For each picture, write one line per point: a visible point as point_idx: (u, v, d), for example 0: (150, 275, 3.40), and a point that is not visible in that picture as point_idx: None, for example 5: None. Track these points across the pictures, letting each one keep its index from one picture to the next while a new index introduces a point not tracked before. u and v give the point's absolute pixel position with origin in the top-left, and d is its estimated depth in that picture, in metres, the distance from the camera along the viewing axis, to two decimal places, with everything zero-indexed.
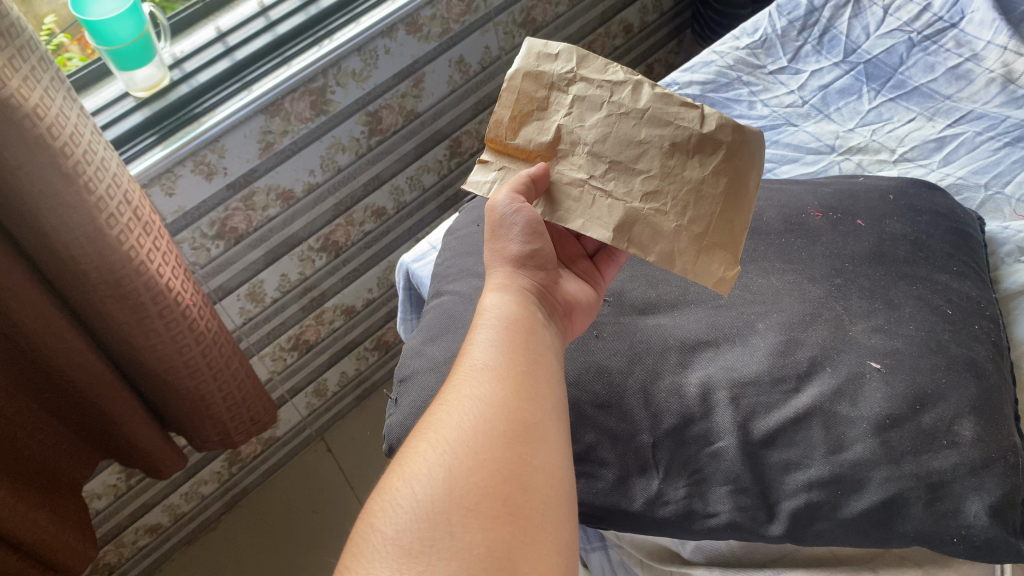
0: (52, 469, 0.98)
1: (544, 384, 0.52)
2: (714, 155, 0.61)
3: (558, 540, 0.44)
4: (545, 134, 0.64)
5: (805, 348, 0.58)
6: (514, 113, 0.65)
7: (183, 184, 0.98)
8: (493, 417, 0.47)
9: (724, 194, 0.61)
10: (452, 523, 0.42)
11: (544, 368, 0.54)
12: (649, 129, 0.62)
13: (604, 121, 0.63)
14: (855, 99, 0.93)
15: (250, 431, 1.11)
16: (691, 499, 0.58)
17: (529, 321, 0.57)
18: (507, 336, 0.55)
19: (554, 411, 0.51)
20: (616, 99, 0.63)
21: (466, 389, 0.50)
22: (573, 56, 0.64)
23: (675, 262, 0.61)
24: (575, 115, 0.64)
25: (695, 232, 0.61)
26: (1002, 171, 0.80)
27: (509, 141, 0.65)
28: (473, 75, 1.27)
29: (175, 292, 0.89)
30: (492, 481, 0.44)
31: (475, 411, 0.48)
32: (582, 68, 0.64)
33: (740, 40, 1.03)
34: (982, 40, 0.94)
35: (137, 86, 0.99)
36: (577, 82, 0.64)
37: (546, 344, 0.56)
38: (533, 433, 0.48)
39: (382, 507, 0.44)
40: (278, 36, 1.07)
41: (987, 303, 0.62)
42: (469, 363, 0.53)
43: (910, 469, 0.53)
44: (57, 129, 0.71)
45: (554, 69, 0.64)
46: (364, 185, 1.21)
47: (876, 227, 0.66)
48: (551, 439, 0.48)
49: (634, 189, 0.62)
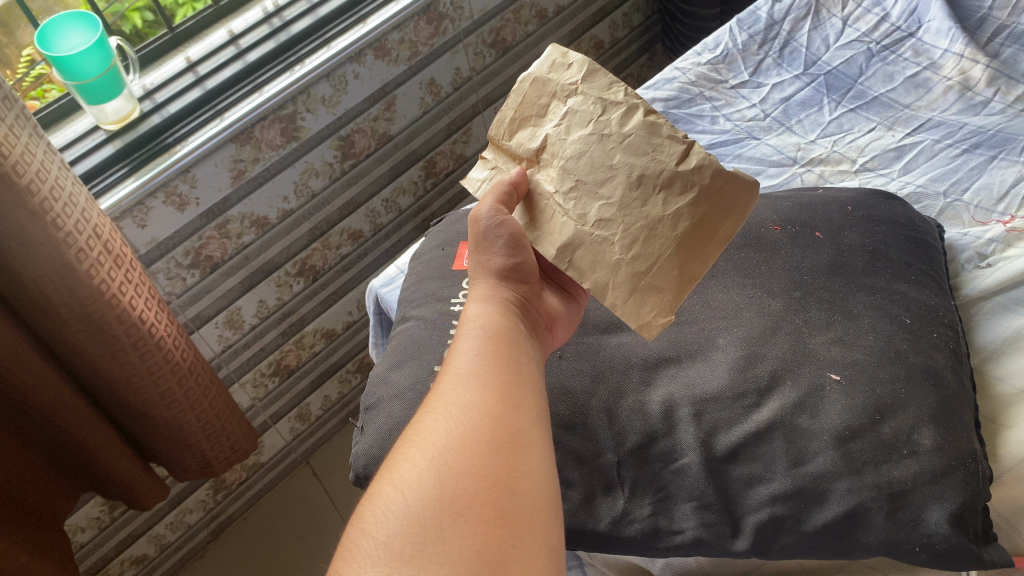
0: (34, 505, 0.97)
1: (528, 394, 0.52)
2: (682, 196, 0.58)
3: (547, 544, 0.43)
4: (533, 140, 0.65)
5: (766, 362, 0.59)
6: (512, 116, 0.67)
7: (155, 216, 0.98)
8: (481, 424, 0.47)
9: (680, 238, 0.58)
10: (442, 528, 0.41)
11: (528, 378, 0.54)
12: (623, 156, 0.60)
13: (586, 138, 0.62)
14: (816, 111, 0.94)
15: (230, 459, 1.10)
16: (657, 517, 0.58)
17: (511, 332, 0.58)
18: (491, 348, 0.55)
19: (539, 419, 0.51)
20: (605, 119, 0.62)
21: (452, 396, 0.50)
22: (582, 70, 0.64)
23: (607, 294, 0.60)
24: (563, 126, 0.64)
25: (637, 269, 0.59)
26: (960, 178, 0.81)
27: (505, 142, 0.68)
28: (445, 96, 1.28)
29: (149, 323, 0.89)
30: (482, 485, 0.43)
31: (463, 418, 0.48)
32: (585, 82, 0.64)
33: (702, 56, 1.04)
34: (940, 48, 0.96)
35: (108, 119, 0.99)
36: (575, 95, 0.64)
37: (527, 356, 0.57)
38: (520, 440, 0.48)
39: (371, 512, 0.43)
40: (249, 63, 1.07)
41: (945, 311, 0.62)
42: (454, 373, 0.53)
43: (871, 480, 0.53)
44: (22, 167, 0.72)
45: (563, 77, 0.65)
46: (339, 210, 1.22)
47: (834, 239, 0.67)
48: (538, 446, 0.48)
49: (587, 214, 0.61)
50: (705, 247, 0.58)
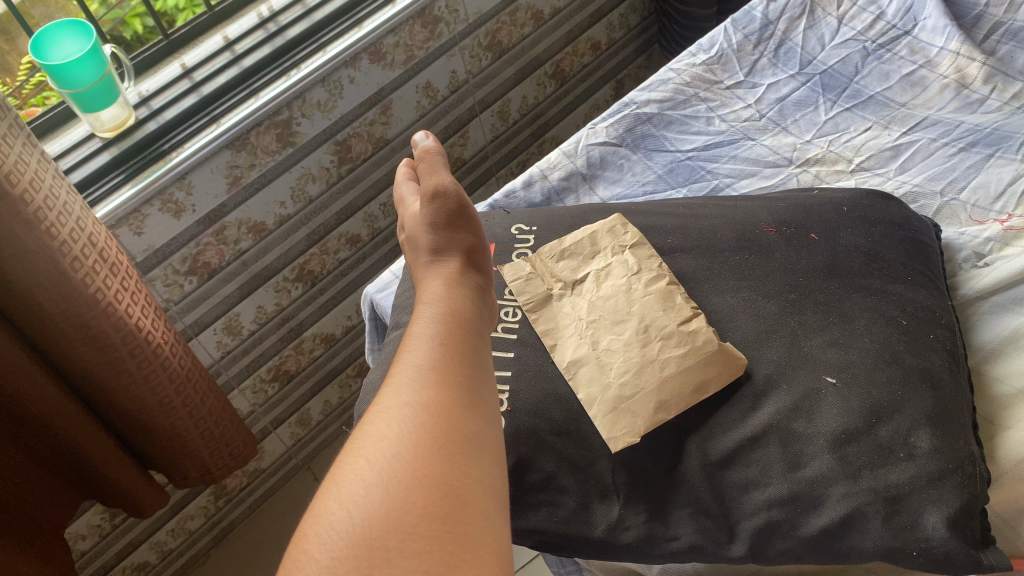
0: (34, 514, 0.97)
1: (485, 383, 0.47)
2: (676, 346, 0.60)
3: (502, 559, 0.38)
4: (574, 271, 0.69)
5: (761, 366, 0.58)
6: (566, 246, 0.71)
7: (151, 223, 0.98)
8: (434, 422, 0.42)
9: (665, 378, 0.58)
10: (388, 551, 0.36)
11: (484, 363, 0.49)
12: (640, 309, 0.63)
13: (616, 286, 0.66)
14: (812, 111, 0.93)
15: (230, 466, 1.09)
16: (652, 524, 0.58)
17: (467, 311, 0.53)
18: (448, 331, 0.49)
19: (495, 411, 0.46)
20: (637, 278, 0.66)
21: (404, 387, 0.45)
22: (634, 240, 0.69)
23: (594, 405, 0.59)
24: (602, 273, 0.67)
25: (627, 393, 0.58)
26: (957, 177, 0.80)
27: (549, 260, 0.70)
28: (441, 99, 1.27)
29: (146, 331, 0.89)
30: (432, 497, 0.38)
31: (412, 414, 0.42)
32: (633, 249, 0.69)
33: (697, 56, 1.03)
34: (936, 46, 0.95)
35: (104, 126, 0.99)
36: (621, 255, 0.68)
37: (485, 339, 0.51)
38: (475, 439, 0.42)
39: (312, 530, 0.38)
40: (244, 69, 1.07)
41: (943, 312, 0.62)
42: (407, 358, 0.47)
43: (868, 484, 0.53)
44: (16, 176, 0.72)
45: (618, 239, 0.70)
46: (336, 215, 1.21)
47: (830, 240, 0.66)
48: (492, 447, 0.43)
49: (598, 342, 0.62)
50: (702, 379, 0.58)
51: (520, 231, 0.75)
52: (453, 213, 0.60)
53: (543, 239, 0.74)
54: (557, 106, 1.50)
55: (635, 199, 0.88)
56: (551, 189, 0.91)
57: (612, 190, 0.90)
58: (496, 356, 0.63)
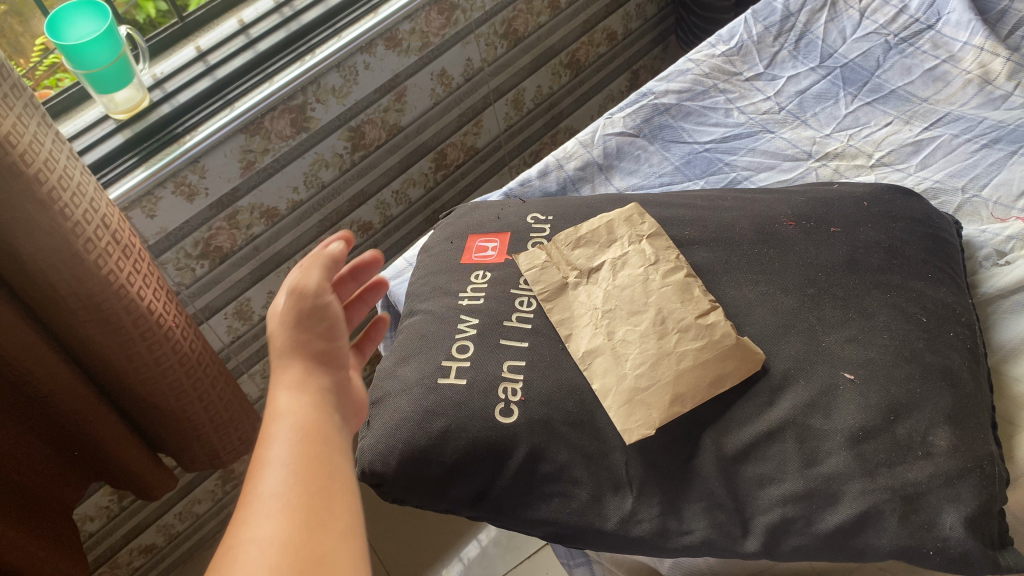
0: (43, 494, 0.97)
1: (342, 500, 0.47)
2: (693, 340, 0.59)
3: None
4: (591, 261, 0.68)
5: (778, 361, 0.58)
6: (582, 234, 0.70)
7: (164, 206, 0.98)
8: (286, 556, 0.41)
9: (682, 371, 0.58)
10: None
11: (343, 480, 0.48)
12: (657, 299, 0.62)
13: (633, 276, 0.65)
14: (832, 104, 0.92)
15: (239, 451, 1.09)
16: (666, 517, 0.57)
17: (320, 425, 0.51)
18: (302, 448, 0.49)
19: (352, 528, 0.45)
20: (654, 268, 0.65)
21: (252, 521, 0.43)
22: (651, 229, 0.69)
23: (606, 396, 0.58)
24: (619, 261, 0.67)
25: (641, 384, 0.58)
26: (979, 173, 0.79)
27: (565, 248, 0.70)
28: (456, 87, 1.27)
29: (158, 314, 0.88)
30: None
31: (259, 551, 0.41)
32: (650, 238, 0.68)
33: (716, 48, 1.02)
34: (959, 41, 0.94)
35: (118, 108, 0.98)
36: (638, 244, 0.68)
37: (344, 452, 0.51)
38: (329, 565, 0.42)
39: None
40: (260, 53, 1.06)
41: (963, 309, 0.61)
42: (257, 487, 0.46)
43: (885, 482, 0.52)
44: (31, 156, 0.72)
45: (635, 229, 0.69)
46: (349, 201, 1.21)
47: (850, 235, 0.65)
48: (350, 567, 0.43)
49: (613, 332, 0.62)
50: (719, 372, 0.57)
51: (535, 221, 0.75)
52: (307, 313, 0.57)
53: (558, 228, 0.73)
54: (572, 96, 1.49)
55: (651, 190, 0.87)
56: (566, 179, 0.91)
57: (628, 181, 0.89)
58: (510, 345, 0.63)
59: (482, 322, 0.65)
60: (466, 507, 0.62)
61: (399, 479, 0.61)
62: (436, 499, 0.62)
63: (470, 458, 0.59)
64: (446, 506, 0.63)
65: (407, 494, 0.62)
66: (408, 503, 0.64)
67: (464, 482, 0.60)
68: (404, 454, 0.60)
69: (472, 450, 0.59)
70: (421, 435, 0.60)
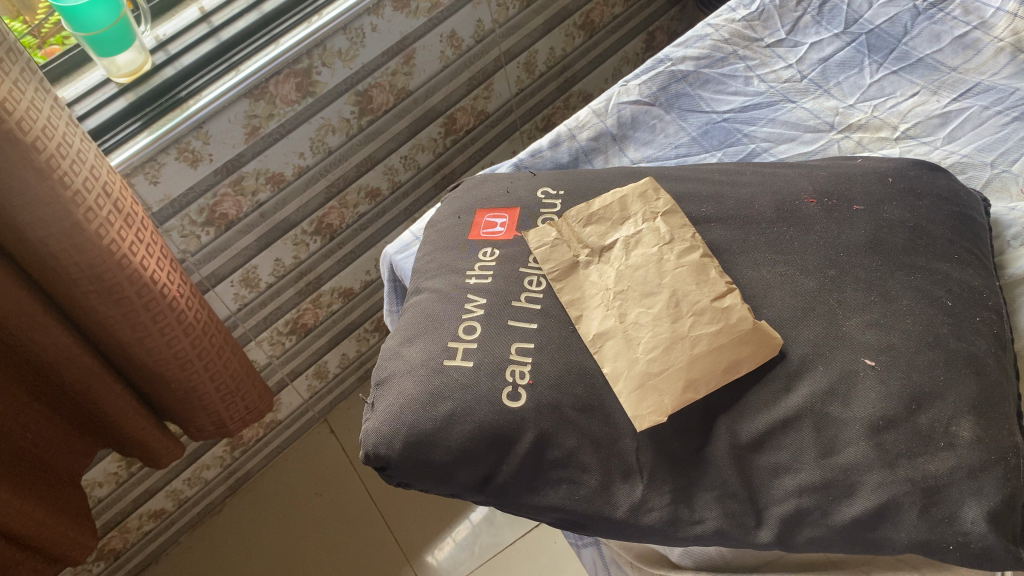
0: (49, 460, 0.97)
1: None
2: (708, 325, 0.57)
3: None
4: (603, 239, 0.66)
5: (796, 346, 0.56)
6: (593, 211, 0.68)
7: (168, 172, 0.95)
8: None
9: (696, 356, 0.56)
10: None
11: None
12: (671, 281, 0.60)
13: (646, 255, 0.63)
14: (856, 73, 0.89)
15: (245, 419, 1.08)
16: (677, 506, 0.56)
17: None
18: None
19: None
20: (669, 248, 0.63)
21: None
22: (665, 207, 0.66)
23: (616, 382, 0.56)
24: (632, 240, 0.64)
25: (652, 369, 0.56)
26: (1009, 148, 0.76)
27: (576, 224, 0.67)
28: (466, 50, 1.23)
29: (161, 284, 0.87)
30: None
31: None
32: (664, 215, 0.66)
33: (737, 12, 0.98)
34: (991, 7, 0.90)
35: (120, 71, 0.96)
36: (651, 222, 0.65)
37: None
38: None
39: None
40: (264, 15, 1.03)
41: (989, 293, 0.59)
42: None
43: (905, 474, 0.50)
44: (28, 124, 0.69)
45: (650, 205, 0.67)
46: (356, 167, 1.18)
47: (874, 212, 0.62)
48: None
49: (625, 315, 0.59)
50: (734, 358, 0.55)
51: (546, 195, 0.73)
52: None
53: (570, 204, 0.71)
54: (586, 58, 1.46)
55: (667, 162, 0.85)
56: (578, 150, 0.88)
57: (643, 151, 0.87)
58: (518, 326, 0.61)
59: (489, 302, 0.63)
60: (471, 492, 0.61)
61: (404, 462, 0.60)
62: (441, 482, 0.61)
63: (476, 443, 0.58)
64: (451, 490, 0.62)
65: (412, 477, 0.62)
66: (413, 486, 0.63)
67: (471, 467, 0.59)
68: (409, 437, 0.59)
69: (479, 435, 0.58)
70: (426, 418, 0.59)
